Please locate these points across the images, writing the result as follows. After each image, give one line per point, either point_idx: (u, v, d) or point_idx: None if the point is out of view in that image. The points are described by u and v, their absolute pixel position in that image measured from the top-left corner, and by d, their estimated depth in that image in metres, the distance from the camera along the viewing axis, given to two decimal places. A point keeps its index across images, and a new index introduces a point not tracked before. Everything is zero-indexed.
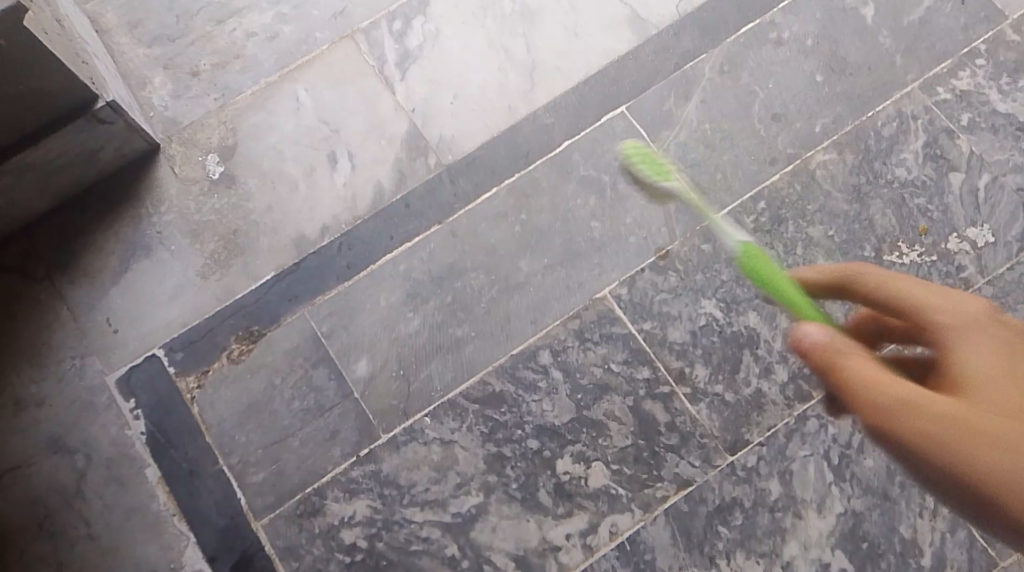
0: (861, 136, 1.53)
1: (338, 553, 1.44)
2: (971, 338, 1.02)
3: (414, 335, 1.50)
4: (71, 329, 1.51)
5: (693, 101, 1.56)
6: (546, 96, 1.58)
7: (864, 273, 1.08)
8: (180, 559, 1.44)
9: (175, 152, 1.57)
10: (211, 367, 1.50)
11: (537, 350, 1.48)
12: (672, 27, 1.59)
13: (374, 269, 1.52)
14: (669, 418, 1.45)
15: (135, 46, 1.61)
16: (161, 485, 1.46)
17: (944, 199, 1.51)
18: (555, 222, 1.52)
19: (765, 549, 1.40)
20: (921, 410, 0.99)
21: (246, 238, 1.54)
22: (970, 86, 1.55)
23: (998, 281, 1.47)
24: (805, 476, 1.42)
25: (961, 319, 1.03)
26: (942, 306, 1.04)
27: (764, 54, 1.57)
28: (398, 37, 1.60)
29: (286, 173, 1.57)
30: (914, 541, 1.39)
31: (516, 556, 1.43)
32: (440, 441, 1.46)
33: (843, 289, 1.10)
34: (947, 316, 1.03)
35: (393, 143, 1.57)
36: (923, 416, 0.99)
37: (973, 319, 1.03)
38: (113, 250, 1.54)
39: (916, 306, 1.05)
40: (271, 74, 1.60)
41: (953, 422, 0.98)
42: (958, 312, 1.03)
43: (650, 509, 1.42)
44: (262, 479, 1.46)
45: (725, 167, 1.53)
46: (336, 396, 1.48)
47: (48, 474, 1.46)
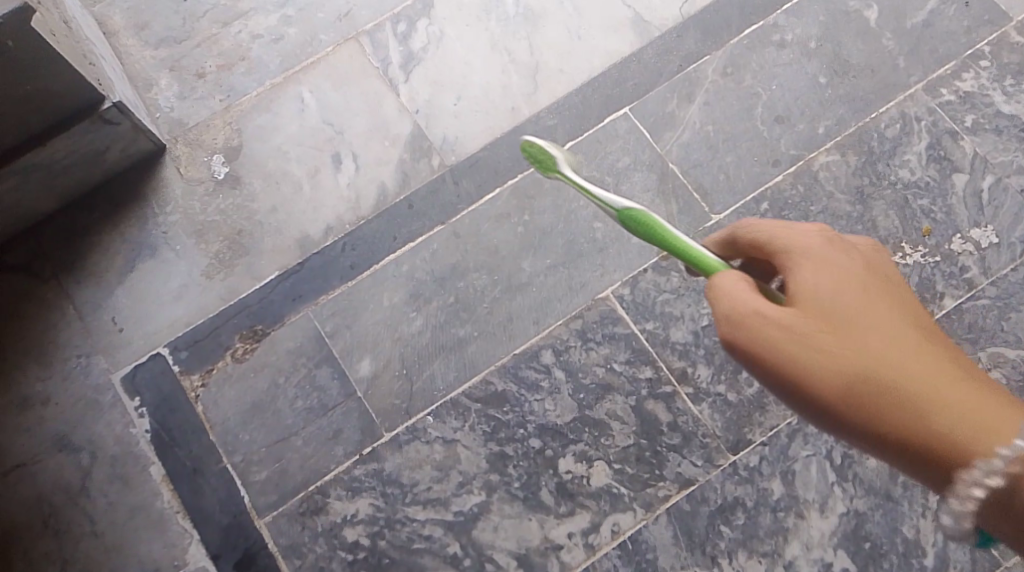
0: (864, 137, 1.54)
1: (340, 552, 1.44)
2: (819, 269, 1.06)
3: (418, 334, 1.50)
4: (77, 328, 1.52)
5: (695, 103, 1.57)
6: (549, 98, 1.58)
7: (756, 222, 1.09)
8: (184, 557, 1.45)
9: (181, 153, 1.58)
10: (216, 366, 1.50)
11: (540, 350, 1.49)
12: (675, 29, 1.60)
13: (377, 269, 1.53)
14: (671, 417, 1.45)
15: (142, 48, 1.62)
16: (165, 483, 1.47)
17: (947, 200, 1.50)
18: (558, 223, 1.53)
19: (766, 548, 1.40)
20: (786, 351, 1.04)
21: (250, 238, 1.55)
22: (973, 87, 1.55)
23: (1001, 283, 1.46)
24: (807, 476, 1.42)
25: (810, 252, 1.07)
26: (791, 243, 1.08)
27: (766, 56, 1.58)
28: (402, 39, 1.61)
29: (291, 174, 1.57)
30: (916, 542, 1.39)
31: (518, 555, 1.43)
32: (443, 440, 1.47)
33: (721, 239, 1.13)
34: (797, 251, 1.07)
35: (396, 144, 1.58)
36: (787, 359, 1.04)
37: (818, 251, 1.07)
38: (118, 250, 1.55)
39: (772, 246, 1.08)
40: (275, 76, 1.61)
41: (813, 361, 1.04)
42: (806, 247, 1.07)
43: (652, 509, 1.42)
44: (266, 477, 1.47)
45: (728, 168, 1.54)
46: (340, 396, 1.49)
47: (54, 471, 1.47)
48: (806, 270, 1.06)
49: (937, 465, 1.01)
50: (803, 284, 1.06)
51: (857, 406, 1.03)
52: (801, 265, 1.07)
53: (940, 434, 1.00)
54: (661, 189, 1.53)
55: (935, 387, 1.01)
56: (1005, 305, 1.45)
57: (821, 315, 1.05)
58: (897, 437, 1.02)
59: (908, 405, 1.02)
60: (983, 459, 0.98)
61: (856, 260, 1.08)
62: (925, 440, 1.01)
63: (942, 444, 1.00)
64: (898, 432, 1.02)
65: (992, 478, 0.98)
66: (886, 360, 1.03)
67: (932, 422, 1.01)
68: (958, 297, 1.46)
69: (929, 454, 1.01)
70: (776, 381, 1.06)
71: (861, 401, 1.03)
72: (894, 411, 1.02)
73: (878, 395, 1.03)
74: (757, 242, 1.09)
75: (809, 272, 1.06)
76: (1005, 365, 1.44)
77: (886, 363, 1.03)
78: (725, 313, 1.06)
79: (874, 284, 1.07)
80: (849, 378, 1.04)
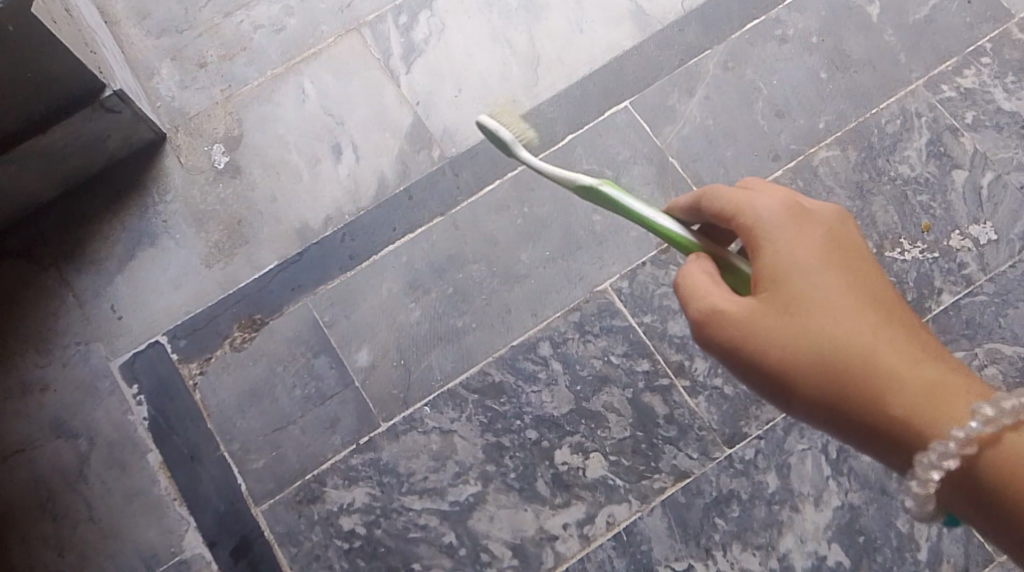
0: (864, 133, 1.54)
1: (336, 540, 1.45)
2: (782, 247, 1.07)
3: (416, 324, 1.51)
4: (77, 315, 1.53)
5: (696, 96, 1.57)
6: (549, 90, 1.59)
7: (717, 201, 1.10)
8: (180, 544, 1.45)
9: (182, 142, 1.59)
10: (214, 354, 1.51)
11: (537, 341, 1.49)
12: (676, 24, 1.60)
13: (376, 260, 1.53)
14: (667, 410, 1.46)
15: (144, 37, 1.62)
16: (162, 470, 1.48)
17: (946, 196, 1.50)
18: (557, 215, 1.53)
19: (761, 541, 1.41)
20: (749, 333, 1.06)
21: (250, 227, 1.56)
22: (975, 84, 1.55)
23: (999, 279, 1.46)
24: (803, 470, 1.42)
25: (773, 230, 1.08)
26: (755, 219, 1.08)
27: (768, 51, 1.58)
28: (403, 30, 1.62)
29: (291, 163, 1.58)
30: (911, 536, 1.39)
31: (513, 545, 1.43)
32: (439, 430, 1.47)
33: (692, 212, 1.13)
34: (760, 229, 1.08)
35: (396, 134, 1.58)
36: (749, 341, 1.06)
37: (780, 228, 1.07)
38: (119, 237, 1.56)
39: (737, 223, 1.09)
40: (277, 66, 1.61)
41: (775, 342, 1.06)
42: (768, 224, 1.07)
43: (646, 501, 1.43)
44: (263, 465, 1.47)
45: (727, 162, 1.54)
46: (338, 385, 1.49)
47: (52, 457, 1.48)
48: (770, 249, 1.07)
49: (894, 445, 1.03)
50: (766, 263, 1.07)
51: (817, 387, 1.05)
52: (765, 244, 1.07)
53: (897, 415, 1.02)
54: (660, 183, 1.54)
55: (893, 367, 1.03)
56: (1003, 302, 1.45)
57: (782, 295, 1.06)
58: (856, 419, 1.04)
59: (866, 386, 1.03)
60: (938, 440, 1.00)
61: (820, 237, 1.08)
62: (883, 420, 1.03)
63: (900, 425, 1.02)
64: (857, 413, 1.04)
65: (946, 459, 0.99)
66: (846, 341, 1.04)
67: (890, 403, 1.02)
68: (956, 293, 1.46)
69: (887, 435, 1.03)
70: (738, 362, 1.08)
71: (821, 383, 1.05)
72: (852, 392, 1.04)
73: (837, 377, 1.04)
74: (724, 219, 1.10)
75: (772, 250, 1.07)
76: (1002, 361, 1.44)
77: (845, 343, 1.04)
78: (691, 298, 1.08)
79: (837, 261, 1.07)
80: (810, 360, 1.05)
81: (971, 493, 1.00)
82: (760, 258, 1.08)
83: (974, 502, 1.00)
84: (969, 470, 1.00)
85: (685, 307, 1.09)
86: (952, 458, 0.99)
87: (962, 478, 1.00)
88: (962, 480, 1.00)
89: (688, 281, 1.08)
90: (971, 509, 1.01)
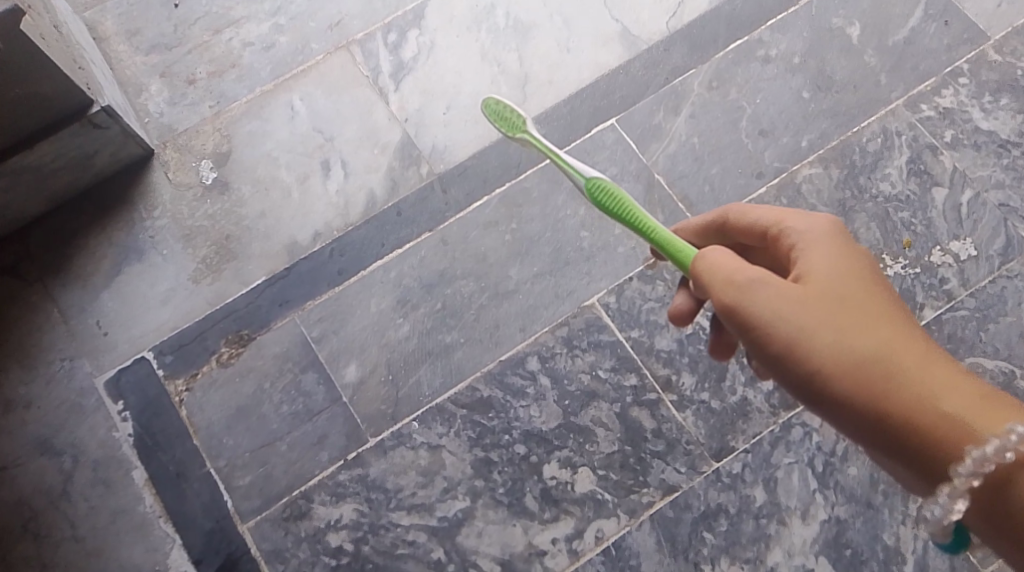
0: (847, 150, 1.56)
1: (323, 557, 1.44)
2: (821, 251, 1.10)
3: (405, 339, 1.51)
4: (63, 330, 1.52)
5: (682, 115, 1.59)
6: (537, 108, 1.60)
7: (744, 212, 1.14)
8: (166, 562, 1.44)
9: (170, 158, 1.59)
10: (202, 370, 1.51)
11: (525, 357, 1.50)
12: (661, 44, 1.62)
13: (365, 275, 1.54)
14: (655, 424, 1.46)
15: (134, 55, 1.64)
16: (147, 487, 1.47)
17: (927, 213, 1.53)
18: (545, 231, 1.54)
19: (749, 555, 1.41)
20: (785, 325, 1.06)
21: (239, 243, 1.56)
22: (953, 104, 1.57)
23: (980, 294, 1.48)
24: (789, 483, 1.43)
25: (812, 234, 1.11)
26: (795, 225, 1.11)
27: (751, 71, 1.60)
28: (392, 49, 1.64)
29: (280, 179, 1.59)
30: (897, 550, 1.40)
31: (501, 561, 1.43)
32: (428, 446, 1.47)
33: (716, 224, 1.17)
34: (800, 234, 1.11)
35: (385, 151, 1.59)
36: (785, 330, 1.06)
37: (822, 234, 1.11)
38: (106, 253, 1.55)
39: (773, 229, 1.13)
40: (267, 83, 1.63)
41: (814, 331, 1.06)
42: (807, 231, 1.11)
43: (635, 515, 1.43)
44: (250, 482, 1.47)
45: (712, 179, 1.56)
46: (326, 400, 1.49)
47: (36, 474, 1.47)
48: (810, 253, 1.10)
49: (931, 445, 1.04)
50: (804, 268, 1.10)
51: (854, 381, 1.05)
52: (804, 247, 1.10)
53: (936, 410, 1.04)
54: (647, 200, 1.55)
55: (934, 368, 1.05)
56: (983, 317, 1.47)
57: (822, 290, 1.08)
58: (893, 415, 1.05)
59: (906, 381, 1.05)
60: (979, 439, 1.02)
61: (858, 249, 1.11)
62: (921, 417, 1.04)
63: (939, 425, 1.03)
64: (892, 409, 1.05)
65: (1003, 453, 1.00)
66: (886, 340, 1.06)
67: (928, 402, 1.04)
68: (937, 308, 1.48)
69: (926, 434, 1.04)
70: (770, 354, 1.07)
71: (859, 377, 1.05)
72: (892, 386, 1.05)
73: (877, 371, 1.05)
74: (757, 227, 1.14)
75: (812, 253, 1.10)
76: (984, 374, 1.45)
77: (886, 342, 1.06)
78: (721, 285, 1.08)
79: (875, 272, 1.10)
80: (848, 352, 1.06)
81: (1001, 505, 1.01)
82: (798, 259, 1.11)
83: (1002, 517, 1.02)
84: (1015, 471, 1.01)
85: (714, 291, 1.08)
86: (998, 458, 1.00)
87: (998, 486, 1.01)
88: (996, 490, 1.01)
89: (722, 264, 1.09)
90: (995, 523, 1.02)
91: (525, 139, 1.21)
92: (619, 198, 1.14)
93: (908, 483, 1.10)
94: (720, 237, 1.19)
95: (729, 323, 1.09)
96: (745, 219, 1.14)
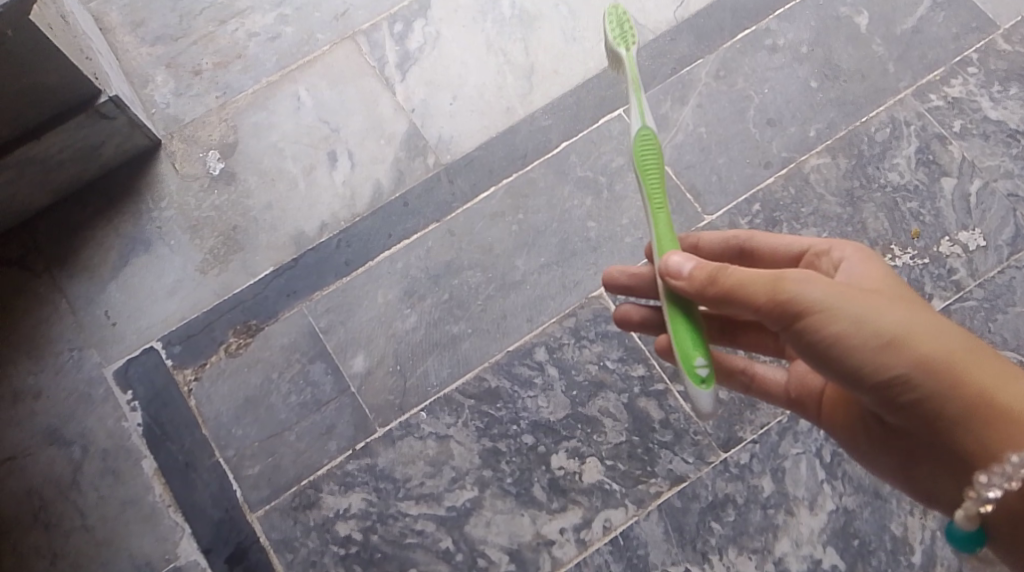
0: (854, 140, 1.56)
1: (332, 546, 1.44)
2: (865, 263, 1.15)
3: (412, 331, 1.51)
4: (70, 321, 1.52)
5: (689, 105, 1.59)
6: (544, 97, 1.60)
7: (758, 240, 1.25)
8: (175, 552, 1.44)
9: (176, 149, 1.60)
10: (210, 360, 1.51)
11: (533, 347, 1.50)
12: (668, 34, 1.62)
13: (371, 266, 1.54)
14: (663, 415, 1.46)
15: (139, 45, 1.64)
16: (156, 477, 1.47)
17: (935, 203, 1.52)
18: (552, 222, 1.55)
19: (757, 545, 1.41)
20: (845, 309, 1.06)
21: (245, 235, 1.56)
22: (962, 93, 1.57)
23: (988, 284, 1.48)
24: (797, 474, 1.44)
25: (855, 252, 1.17)
26: (837, 245, 1.18)
27: (759, 60, 1.60)
28: (398, 39, 1.64)
29: (286, 171, 1.59)
30: (905, 539, 1.40)
31: (510, 550, 1.43)
32: (436, 436, 1.47)
33: (736, 249, 1.27)
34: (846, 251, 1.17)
35: (391, 142, 1.59)
36: (845, 313, 1.06)
37: (864, 247, 1.17)
38: (113, 244, 1.56)
39: (807, 253, 1.21)
40: (272, 74, 1.63)
41: (880, 309, 1.06)
42: (850, 248, 1.17)
43: (643, 505, 1.43)
44: (259, 472, 1.47)
45: (720, 169, 1.55)
46: (333, 391, 1.49)
47: (46, 464, 1.47)
48: (857, 264, 1.15)
49: (1003, 418, 1.04)
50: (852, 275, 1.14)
51: (926, 352, 1.05)
52: (850, 260, 1.16)
53: (1008, 380, 1.05)
54: None
55: (992, 352, 1.07)
56: (991, 307, 1.47)
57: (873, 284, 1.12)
58: (968, 383, 1.05)
59: (976, 354, 1.06)
60: None
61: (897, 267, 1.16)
62: (994, 385, 1.05)
63: (1007, 399, 1.04)
64: (958, 384, 1.05)
65: None
66: (944, 324, 1.07)
67: (993, 378, 1.05)
68: (946, 298, 1.48)
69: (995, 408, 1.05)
70: (831, 338, 1.06)
71: (930, 348, 1.05)
72: (964, 357, 1.05)
73: (948, 344, 1.06)
74: (786, 251, 1.23)
75: (858, 260, 1.15)
76: None
77: (944, 325, 1.07)
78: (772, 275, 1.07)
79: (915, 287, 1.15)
80: (917, 326, 1.06)
81: None
82: (842, 269, 1.16)
83: None
84: None
85: (760, 282, 1.07)
86: None
87: None
88: None
89: (706, 265, 1.10)
90: None
91: (622, 55, 1.25)
92: (656, 157, 1.17)
93: (963, 471, 1.09)
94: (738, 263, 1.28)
95: (782, 314, 1.07)
96: (769, 242, 1.25)
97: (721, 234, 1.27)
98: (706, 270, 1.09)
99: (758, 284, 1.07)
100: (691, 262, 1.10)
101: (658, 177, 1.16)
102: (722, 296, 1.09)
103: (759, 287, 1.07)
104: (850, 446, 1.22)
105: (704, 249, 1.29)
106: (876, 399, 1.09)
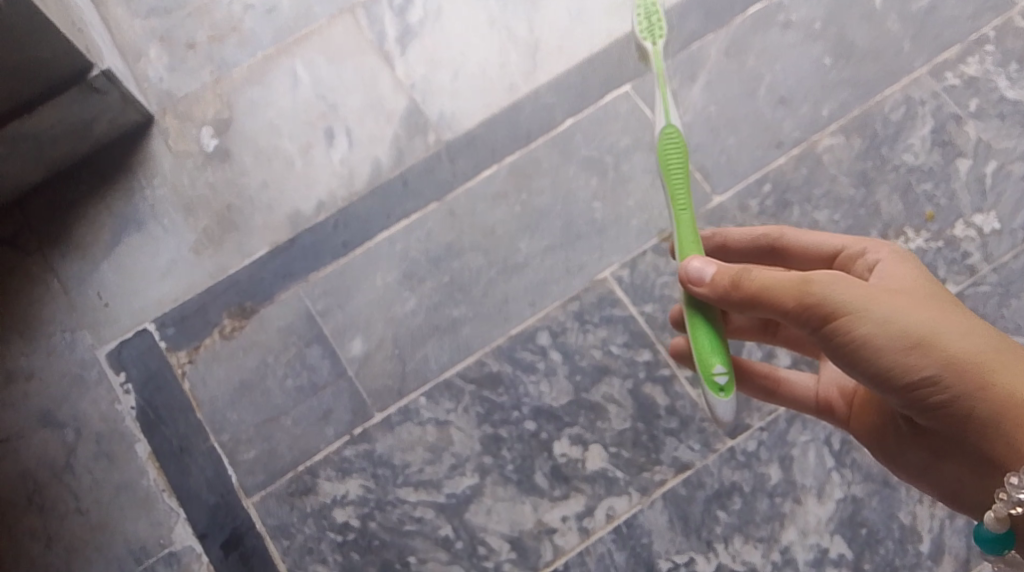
0: (867, 121, 1.52)
1: (330, 533, 1.41)
2: (898, 264, 1.12)
3: (412, 314, 1.48)
4: (62, 301, 1.49)
5: (697, 84, 1.55)
6: (549, 74, 1.56)
7: (787, 240, 1.22)
8: (169, 536, 1.42)
9: (171, 125, 1.56)
10: (205, 343, 1.48)
11: (535, 331, 1.47)
12: (677, 9, 1.58)
13: (369, 247, 1.50)
14: (669, 401, 1.43)
15: (132, 19, 1.60)
16: (150, 461, 1.44)
17: (950, 185, 1.48)
18: (556, 203, 1.51)
19: (763, 534, 1.38)
20: (872, 311, 1.03)
21: (240, 215, 1.52)
22: (978, 73, 1.53)
23: (1002, 269, 1.44)
24: (805, 462, 1.40)
25: (888, 254, 1.13)
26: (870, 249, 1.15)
27: (771, 37, 1.56)
28: (399, 13, 1.59)
29: (281, 149, 1.55)
30: (914, 529, 1.37)
31: (510, 538, 1.40)
32: (435, 422, 1.44)
33: (765, 247, 1.24)
34: (875, 256, 1.14)
35: (392, 120, 1.55)
36: (872, 315, 1.03)
37: (895, 248, 1.14)
38: (105, 224, 1.52)
39: (840, 253, 1.18)
40: (268, 48, 1.59)
41: (908, 310, 1.03)
42: (882, 250, 1.14)
43: (647, 493, 1.40)
44: (254, 457, 1.44)
45: (730, 149, 1.51)
46: (331, 375, 1.46)
47: (37, 447, 1.44)
48: (890, 266, 1.12)
49: None
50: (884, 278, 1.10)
51: (954, 352, 1.02)
52: (882, 263, 1.13)
53: None
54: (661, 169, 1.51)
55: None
56: (1005, 293, 1.43)
57: (903, 285, 1.08)
58: (996, 384, 1.01)
59: (1005, 353, 1.02)
60: None
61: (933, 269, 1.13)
62: None
63: None
64: (988, 385, 1.01)
65: None
66: (975, 324, 1.03)
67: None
68: (960, 283, 1.44)
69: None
70: (860, 341, 1.03)
71: (958, 348, 1.02)
72: (994, 358, 1.01)
73: (975, 343, 1.02)
74: (818, 253, 1.20)
75: (891, 261, 1.12)
76: None
77: (975, 325, 1.03)
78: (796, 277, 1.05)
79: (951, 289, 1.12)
80: (945, 326, 1.03)
81: None
82: (875, 270, 1.13)
83: None
84: None
85: (784, 285, 1.05)
86: None
87: None
88: None
89: (726, 269, 1.09)
90: None
91: (651, 48, 1.46)
92: (681, 158, 1.20)
93: (993, 473, 1.04)
94: (769, 260, 1.25)
95: (808, 318, 1.05)
96: (804, 242, 1.21)
97: (750, 231, 1.24)
98: (727, 275, 1.08)
99: (782, 287, 1.05)
100: (711, 267, 1.10)
101: (683, 178, 1.19)
102: (747, 300, 1.07)
103: (783, 291, 1.05)
104: (879, 450, 1.19)
105: (731, 247, 1.26)
106: (905, 404, 1.05)
